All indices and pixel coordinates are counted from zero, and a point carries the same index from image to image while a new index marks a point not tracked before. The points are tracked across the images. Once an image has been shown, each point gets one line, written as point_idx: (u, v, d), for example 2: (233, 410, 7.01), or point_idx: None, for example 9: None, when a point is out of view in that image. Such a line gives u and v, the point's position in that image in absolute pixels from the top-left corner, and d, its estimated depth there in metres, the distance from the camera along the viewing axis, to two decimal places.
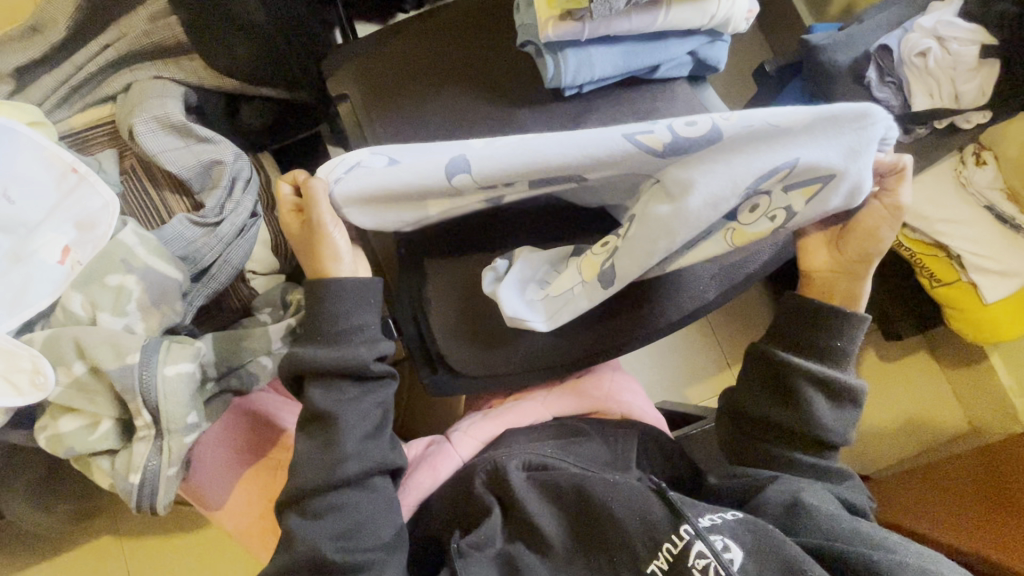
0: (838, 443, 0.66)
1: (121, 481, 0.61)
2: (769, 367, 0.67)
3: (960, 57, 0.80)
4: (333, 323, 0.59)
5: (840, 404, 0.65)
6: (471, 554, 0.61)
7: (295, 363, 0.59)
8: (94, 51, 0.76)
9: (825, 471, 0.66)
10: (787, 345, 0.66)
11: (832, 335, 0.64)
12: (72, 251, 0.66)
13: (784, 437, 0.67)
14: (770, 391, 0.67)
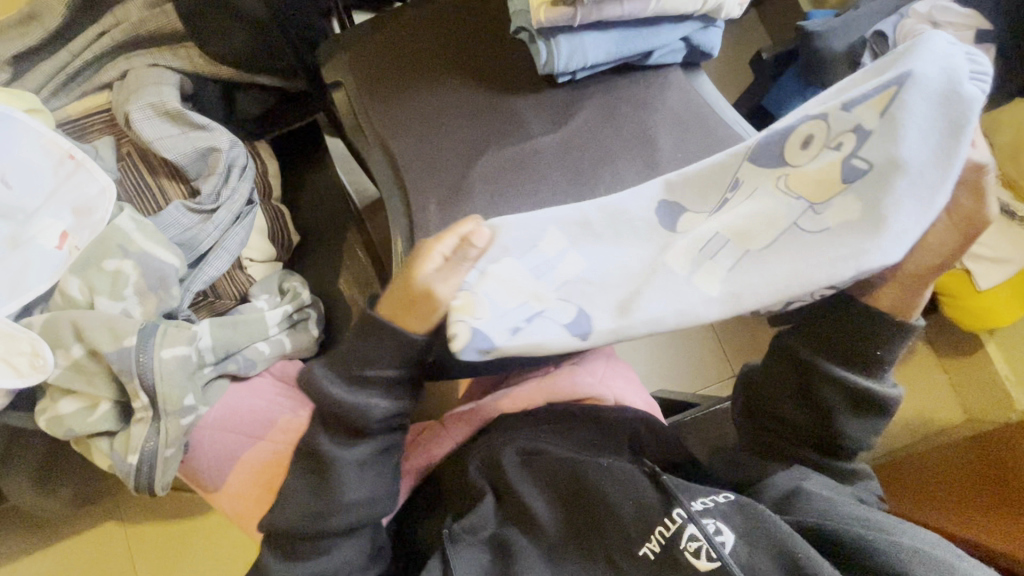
0: (856, 448, 0.63)
1: (120, 461, 0.63)
2: (792, 360, 0.62)
3: (955, 41, 0.81)
4: (359, 365, 0.57)
5: (869, 414, 0.61)
6: (464, 538, 0.63)
7: (313, 391, 0.58)
8: (90, 39, 0.76)
9: (839, 471, 0.64)
10: (822, 347, 0.60)
11: (877, 344, 0.57)
12: (70, 236, 0.67)
13: (800, 434, 0.65)
14: (793, 386, 0.63)
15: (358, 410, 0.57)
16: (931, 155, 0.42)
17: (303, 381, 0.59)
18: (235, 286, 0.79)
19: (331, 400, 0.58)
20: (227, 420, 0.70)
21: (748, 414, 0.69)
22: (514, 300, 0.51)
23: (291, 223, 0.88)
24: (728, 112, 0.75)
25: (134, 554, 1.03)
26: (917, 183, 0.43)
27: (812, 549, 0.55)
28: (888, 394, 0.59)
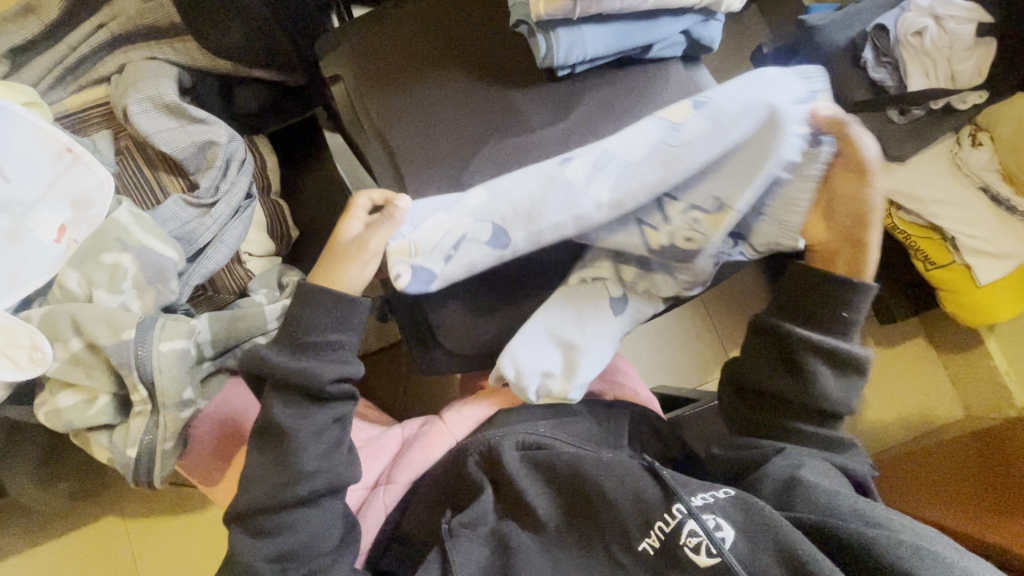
0: (838, 411, 0.66)
1: (119, 455, 0.63)
2: (771, 330, 0.67)
3: (957, 35, 0.79)
4: (303, 332, 0.61)
5: (843, 373, 0.65)
6: (462, 532, 0.63)
7: (261, 363, 0.61)
8: (88, 32, 0.76)
9: (828, 440, 0.66)
10: (792, 312, 0.66)
11: (839, 303, 0.64)
12: (68, 229, 0.67)
13: (787, 407, 0.67)
14: (772, 359, 0.67)
15: (298, 376, 0.59)
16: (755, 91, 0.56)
17: (250, 354, 0.63)
18: (234, 280, 0.78)
19: (273, 364, 0.60)
20: (227, 413, 0.71)
21: (736, 392, 0.72)
22: (436, 233, 0.59)
23: (289, 218, 0.88)
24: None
25: (134, 548, 1.03)
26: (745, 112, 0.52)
27: (809, 542, 0.55)
28: (856, 351, 0.65)
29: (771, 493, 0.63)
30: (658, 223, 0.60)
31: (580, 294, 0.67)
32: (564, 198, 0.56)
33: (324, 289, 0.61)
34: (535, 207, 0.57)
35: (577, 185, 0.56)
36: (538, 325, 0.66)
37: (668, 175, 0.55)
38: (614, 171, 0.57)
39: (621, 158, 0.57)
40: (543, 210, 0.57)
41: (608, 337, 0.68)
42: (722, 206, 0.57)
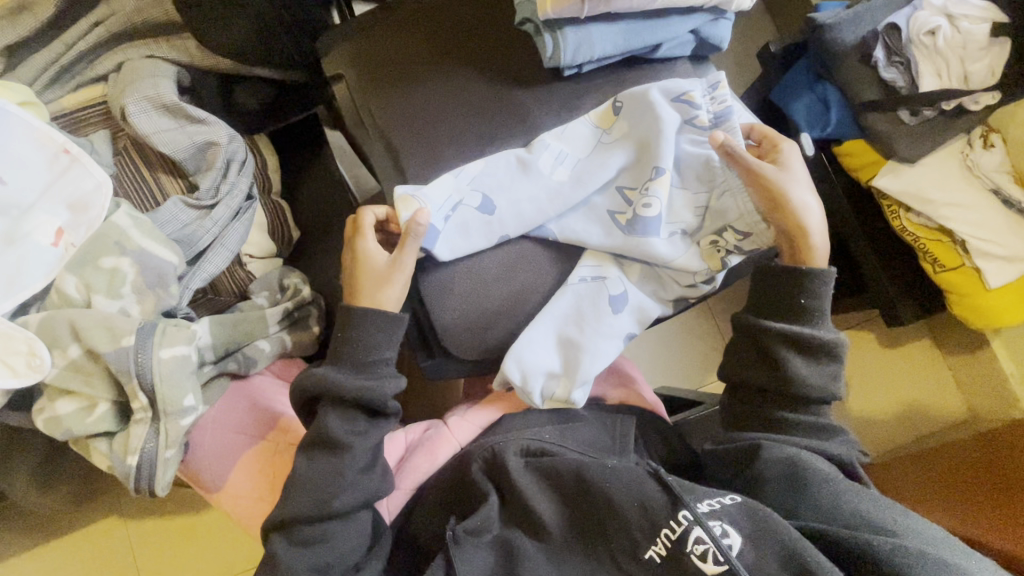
0: (819, 397, 0.66)
1: (119, 463, 0.62)
2: (748, 329, 0.68)
3: (970, 35, 0.78)
4: (363, 352, 0.63)
5: (818, 359, 0.66)
6: (467, 540, 0.62)
7: (321, 383, 0.62)
8: (84, 29, 0.74)
9: (819, 428, 0.67)
10: (760, 307, 0.68)
11: (798, 291, 0.66)
12: (65, 233, 0.65)
13: (775, 398, 0.68)
14: (750, 355, 0.69)
15: (368, 397, 0.62)
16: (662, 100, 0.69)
17: (309, 378, 0.63)
18: (234, 283, 0.78)
19: (342, 386, 0.62)
20: (227, 418, 0.70)
21: (728, 390, 0.73)
22: (440, 195, 0.66)
23: (290, 219, 0.86)
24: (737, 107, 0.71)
25: (135, 550, 1.02)
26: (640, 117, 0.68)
27: (821, 552, 0.54)
28: (828, 336, 0.66)
29: (777, 496, 0.62)
30: (624, 206, 0.67)
31: (584, 296, 0.67)
32: (527, 180, 0.67)
33: (377, 312, 0.63)
34: (503, 192, 0.67)
35: (533, 168, 0.67)
36: (541, 325, 0.67)
37: (604, 159, 0.67)
38: (568, 159, 0.69)
39: (568, 147, 0.69)
40: (507, 196, 0.67)
41: (612, 335, 0.67)
42: (661, 173, 0.65)
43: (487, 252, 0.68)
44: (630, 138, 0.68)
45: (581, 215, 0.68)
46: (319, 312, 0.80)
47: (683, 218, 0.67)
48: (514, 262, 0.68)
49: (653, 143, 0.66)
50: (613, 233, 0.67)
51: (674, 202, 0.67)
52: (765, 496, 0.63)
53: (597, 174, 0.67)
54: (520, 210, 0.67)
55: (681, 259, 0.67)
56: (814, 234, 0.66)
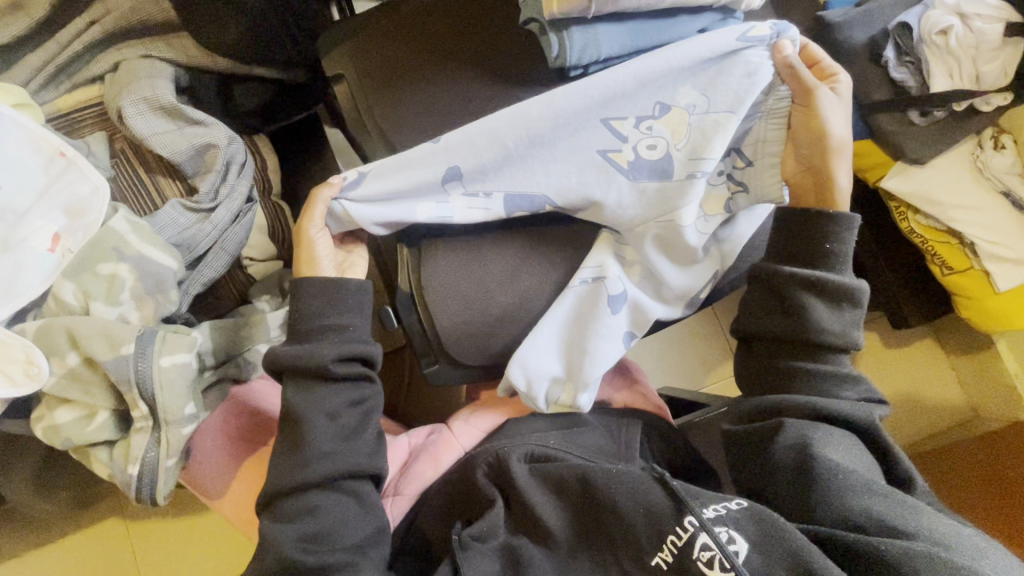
0: (837, 345, 0.65)
1: (120, 472, 0.61)
2: (762, 274, 0.67)
3: (983, 35, 0.76)
4: (308, 321, 0.63)
5: (838, 306, 0.65)
6: (474, 546, 0.62)
7: (271, 358, 0.62)
8: (79, 28, 0.72)
9: (836, 375, 0.65)
10: (780, 256, 0.67)
11: (822, 236, 0.64)
12: (62, 238, 0.64)
13: (794, 349, 0.66)
14: (769, 306, 0.67)
15: (312, 362, 0.61)
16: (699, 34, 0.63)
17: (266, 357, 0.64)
18: (234, 287, 0.78)
19: (292, 351, 0.62)
20: (228, 426, 0.70)
21: (746, 347, 0.71)
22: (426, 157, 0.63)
23: (291, 221, 0.85)
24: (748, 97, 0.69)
25: (137, 553, 1.02)
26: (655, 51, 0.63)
27: (829, 558, 0.53)
28: (848, 281, 0.64)
29: (789, 497, 0.60)
30: (618, 144, 0.63)
31: (586, 293, 0.66)
32: (517, 126, 0.63)
33: (321, 278, 0.63)
34: (470, 133, 0.63)
35: (540, 106, 0.63)
36: (543, 331, 0.65)
37: (607, 92, 0.62)
38: (582, 89, 0.62)
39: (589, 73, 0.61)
40: (494, 140, 0.63)
41: (610, 337, 0.66)
42: (669, 112, 0.63)
43: (490, 256, 0.67)
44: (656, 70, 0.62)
45: (573, 160, 0.64)
46: None
47: (704, 158, 0.63)
48: (522, 267, 0.67)
49: (671, 75, 0.63)
50: (611, 175, 0.63)
51: (686, 143, 0.64)
52: (775, 504, 0.62)
53: (605, 110, 0.63)
54: (504, 148, 0.63)
55: (686, 206, 0.64)
56: (836, 174, 0.65)
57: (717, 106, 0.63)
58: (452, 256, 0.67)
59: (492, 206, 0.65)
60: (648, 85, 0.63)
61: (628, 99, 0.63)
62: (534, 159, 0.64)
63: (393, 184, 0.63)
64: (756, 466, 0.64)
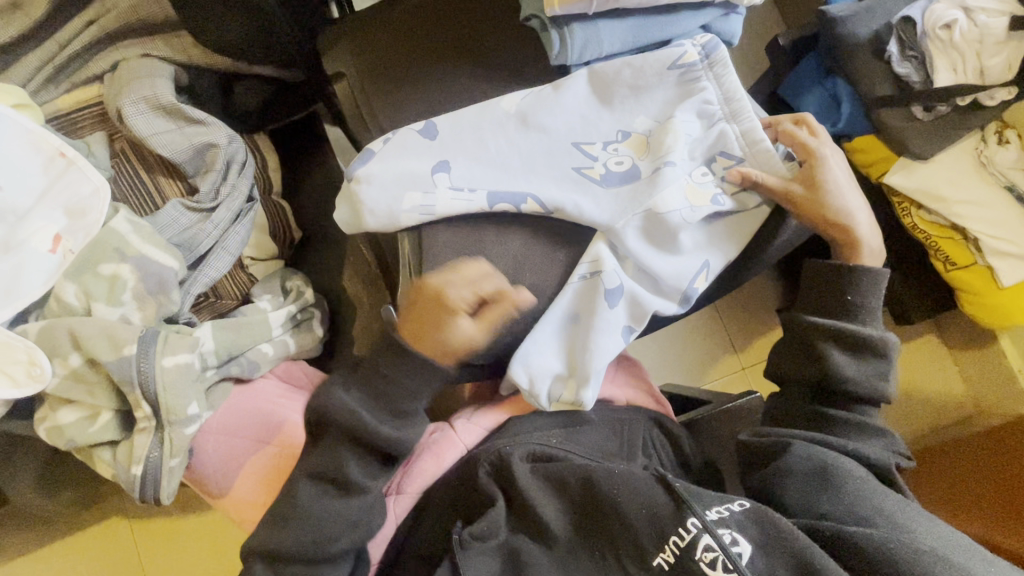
0: (862, 395, 0.65)
1: (124, 472, 0.61)
2: (791, 324, 0.69)
3: (988, 28, 0.75)
4: (404, 401, 0.65)
5: (862, 356, 0.65)
6: (474, 545, 0.62)
7: (353, 423, 0.64)
8: (77, 29, 0.72)
9: (868, 428, 0.65)
10: (809, 306, 0.68)
11: (847, 289, 0.66)
12: (63, 239, 0.64)
13: (822, 395, 0.67)
14: (796, 351, 0.68)
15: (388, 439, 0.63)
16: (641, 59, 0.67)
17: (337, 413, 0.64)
18: (235, 286, 0.78)
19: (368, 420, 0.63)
20: (229, 423, 0.69)
21: (777, 392, 0.72)
22: (407, 169, 0.65)
23: (291, 219, 0.87)
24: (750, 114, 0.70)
25: (142, 551, 1.02)
26: (603, 77, 0.67)
27: (834, 561, 0.53)
28: (876, 336, 0.65)
29: (800, 490, 0.60)
30: (590, 161, 0.66)
31: (583, 292, 0.65)
32: (488, 143, 0.67)
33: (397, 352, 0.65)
34: (452, 145, 0.67)
35: (512, 128, 0.67)
36: (543, 328, 0.65)
37: (563, 118, 0.67)
38: (540, 118, 0.67)
39: (547, 102, 0.67)
40: (474, 155, 0.67)
41: (608, 331, 0.64)
42: (630, 135, 0.67)
43: (494, 247, 0.66)
44: (607, 100, 0.68)
45: (551, 176, 0.66)
46: (322, 314, 0.80)
47: (666, 154, 0.64)
48: (523, 261, 0.67)
49: (626, 103, 0.68)
50: (586, 188, 0.65)
51: (652, 155, 0.66)
52: (781, 507, 0.61)
53: (571, 135, 0.67)
54: (481, 159, 0.66)
55: (658, 196, 0.63)
56: (857, 224, 0.66)
57: (676, 121, 0.66)
58: (453, 253, 0.66)
59: (476, 199, 0.65)
60: (608, 115, 0.67)
61: (587, 123, 0.67)
62: (513, 172, 0.66)
63: (386, 189, 0.65)
64: (770, 471, 0.63)
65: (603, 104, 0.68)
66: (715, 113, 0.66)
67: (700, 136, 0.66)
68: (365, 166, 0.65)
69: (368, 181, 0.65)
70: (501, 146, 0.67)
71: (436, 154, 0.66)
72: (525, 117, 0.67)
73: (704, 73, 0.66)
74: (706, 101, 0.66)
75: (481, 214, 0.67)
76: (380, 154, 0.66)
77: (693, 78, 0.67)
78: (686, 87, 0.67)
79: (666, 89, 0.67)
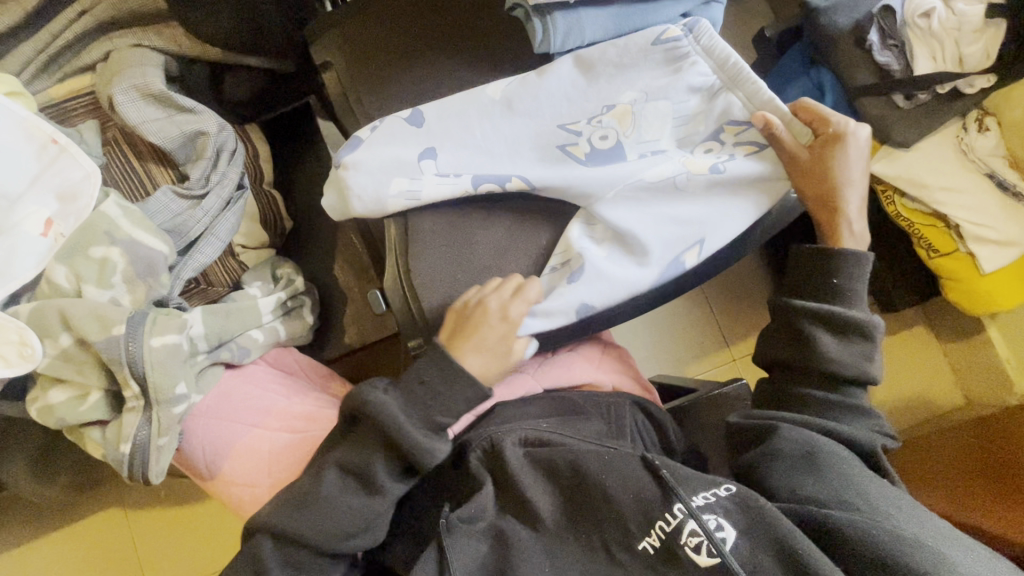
0: (850, 377, 0.65)
1: (114, 451, 0.63)
2: (780, 310, 0.69)
3: (965, 16, 0.77)
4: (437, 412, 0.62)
5: (848, 338, 0.66)
6: (460, 528, 0.59)
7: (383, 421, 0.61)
8: (70, 19, 0.73)
9: (852, 408, 0.66)
10: (795, 291, 0.69)
11: (831, 272, 0.67)
12: (55, 223, 0.65)
13: (808, 377, 0.67)
14: (783, 335, 0.69)
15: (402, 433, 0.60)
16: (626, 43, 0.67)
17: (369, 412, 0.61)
18: (226, 273, 0.79)
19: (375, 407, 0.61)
20: (219, 407, 0.69)
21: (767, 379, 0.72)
22: (394, 154, 0.66)
23: (282, 208, 0.88)
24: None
25: (137, 539, 1.03)
26: (589, 60, 0.68)
27: (825, 555, 0.53)
28: (862, 317, 0.65)
29: (787, 470, 0.61)
30: (575, 139, 0.67)
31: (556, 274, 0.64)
32: (472, 125, 0.68)
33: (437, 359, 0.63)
34: (439, 131, 0.68)
35: (497, 114, 0.67)
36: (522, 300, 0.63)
37: (549, 102, 0.67)
38: (525, 104, 0.67)
39: (531, 88, 0.67)
40: (460, 141, 0.67)
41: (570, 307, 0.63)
42: (615, 107, 0.67)
43: (480, 232, 0.68)
44: (593, 80, 0.68)
45: (536, 162, 0.67)
46: (312, 302, 0.82)
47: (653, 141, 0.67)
48: (508, 246, 0.68)
49: (611, 82, 0.68)
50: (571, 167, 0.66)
51: (636, 129, 0.67)
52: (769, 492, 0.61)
53: (558, 116, 0.67)
54: (466, 144, 0.67)
55: (649, 171, 0.64)
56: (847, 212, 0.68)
57: (657, 101, 0.67)
58: (439, 236, 0.67)
59: (461, 182, 0.66)
60: (594, 93, 0.67)
61: (573, 103, 0.68)
62: (499, 157, 0.67)
63: (374, 175, 0.66)
64: (762, 452, 0.63)
65: (588, 84, 0.68)
66: (714, 84, 0.67)
67: (695, 110, 0.67)
68: (353, 152, 0.67)
69: (357, 166, 0.66)
70: (486, 130, 0.67)
71: (423, 138, 0.67)
72: (509, 103, 0.67)
73: (689, 49, 0.66)
74: (700, 74, 0.66)
75: (469, 198, 0.68)
76: (367, 139, 0.67)
77: (680, 52, 0.67)
78: (671, 66, 0.67)
79: (654, 66, 0.67)
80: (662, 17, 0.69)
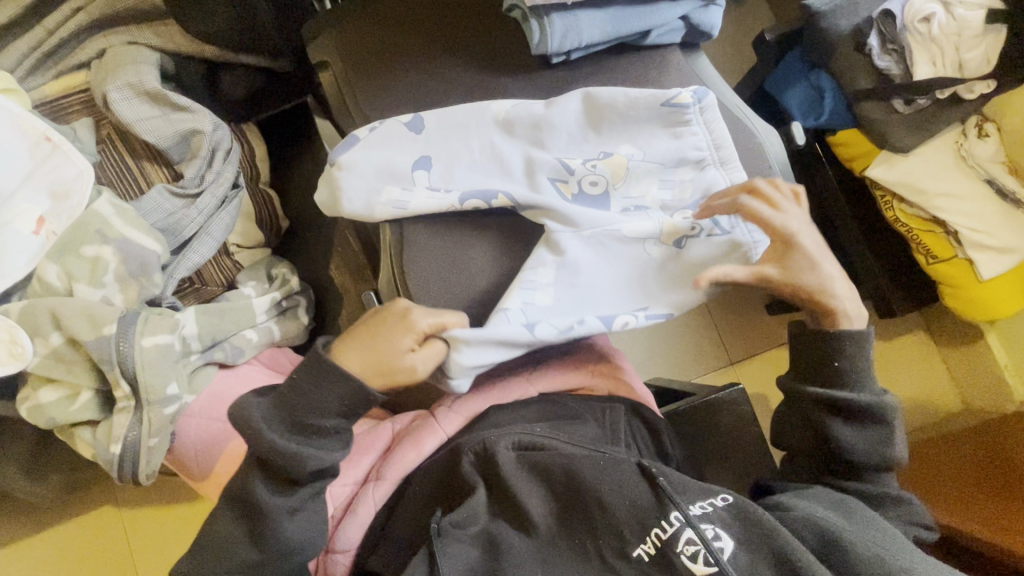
0: (871, 463, 0.64)
1: (104, 451, 0.62)
2: (788, 394, 0.68)
3: (965, 22, 0.77)
4: (309, 413, 0.59)
5: (862, 423, 0.64)
6: (451, 534, 0.58)
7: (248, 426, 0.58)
8: (65, 15, 0.73)
9: (874, 496, 0.64)
10: (804, 373, 0.67)
11: (835, 355, 0.64)
12: (47, 221, 0.65)
13: (828, 460, 0.66)
14: (798, 421, 0.68)
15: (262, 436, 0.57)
16: (632, 102, 0.66)
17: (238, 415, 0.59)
18: (221, 273, 0.78)
19: (240, 406, 0.59)
20: (212, 409, 0.68)
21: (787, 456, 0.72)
22: (387, 162, 0.66)
23: (278, 208, 0.87)
24: (755, 121, 0.71)
25: (129, 537, 1.03)
26: (594, 105, 0.67)
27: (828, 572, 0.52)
28: (875, 403, 0.64)
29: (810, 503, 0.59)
30: (566, 175, 0.66)
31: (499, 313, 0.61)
32: (469, 140, 0.67)
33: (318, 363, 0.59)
34: (436, 141, 0.67)
35: (496, 134, 0.67)
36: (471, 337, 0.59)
37: (550, 115, 0.66)
38: (524, 130, 0.67)
39: (535, 113, 0.67)
40: (457, 150, 0.67)
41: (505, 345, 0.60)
42: (610, 156, 0.66)
43: (471, 241, 0.67)
44: (596, 126, 0.67)
45: (529, 179, 0.66)
46: (307, 302, 0.82)
47: (636, 198, 0.66)
48: (499, 261, 0.66)
49: (610, 120, 0.67)
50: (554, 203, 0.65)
51: (626, 184, 0.66)
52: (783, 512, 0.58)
53: (555, 141, 0.67)
54: (459, 157, 0.67)
55: (629, 223, 0.64)
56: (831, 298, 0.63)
57: (653, 156, 0.66)
58: (430, 245, 0.66)
59: (449, 198, 0.65)
60: (592, 138, 0.67)
61: (571, 136, 0.67)
62: (491, 175, 0.66)
63: (364, 179, 0.65)
64: (767, 506, 0.61)
65: (590, 129, 0.67)
66: (704, 159, 0.66)
67: (682, 178, 0.66)
68: (348, 151, 0.66)
69: (349, 166, 0.66)
70: (479, 156, 0.67)
71: (420, 147, 0.67)
72: (508, 123, 0.67)
73: (694, 118, 0.66)
74: (694, 146, 0.66)
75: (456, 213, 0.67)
76: (363, 141, 0.67)
77: (682, 120, 0.66)
78: (670, 121, 0.66)
79: (655, 125, 0.67)
80: (663, 20, 0.69)
